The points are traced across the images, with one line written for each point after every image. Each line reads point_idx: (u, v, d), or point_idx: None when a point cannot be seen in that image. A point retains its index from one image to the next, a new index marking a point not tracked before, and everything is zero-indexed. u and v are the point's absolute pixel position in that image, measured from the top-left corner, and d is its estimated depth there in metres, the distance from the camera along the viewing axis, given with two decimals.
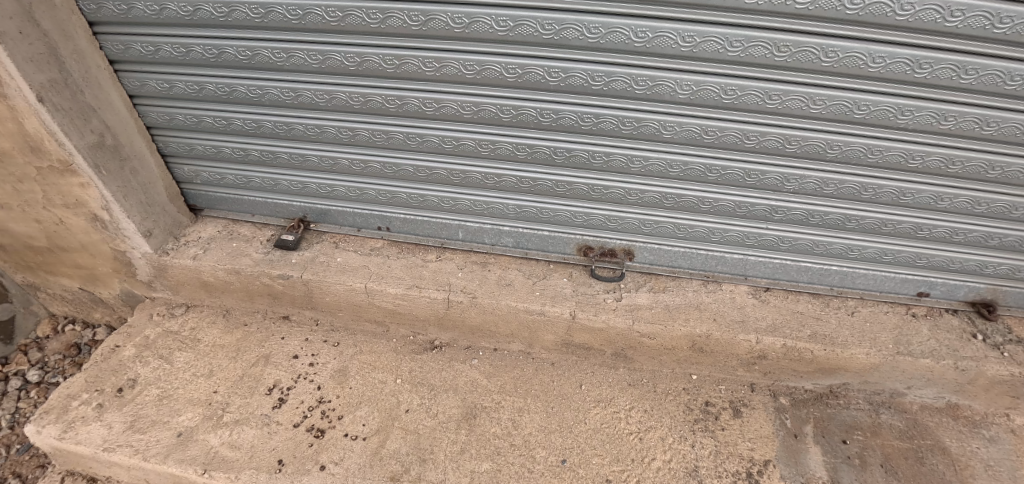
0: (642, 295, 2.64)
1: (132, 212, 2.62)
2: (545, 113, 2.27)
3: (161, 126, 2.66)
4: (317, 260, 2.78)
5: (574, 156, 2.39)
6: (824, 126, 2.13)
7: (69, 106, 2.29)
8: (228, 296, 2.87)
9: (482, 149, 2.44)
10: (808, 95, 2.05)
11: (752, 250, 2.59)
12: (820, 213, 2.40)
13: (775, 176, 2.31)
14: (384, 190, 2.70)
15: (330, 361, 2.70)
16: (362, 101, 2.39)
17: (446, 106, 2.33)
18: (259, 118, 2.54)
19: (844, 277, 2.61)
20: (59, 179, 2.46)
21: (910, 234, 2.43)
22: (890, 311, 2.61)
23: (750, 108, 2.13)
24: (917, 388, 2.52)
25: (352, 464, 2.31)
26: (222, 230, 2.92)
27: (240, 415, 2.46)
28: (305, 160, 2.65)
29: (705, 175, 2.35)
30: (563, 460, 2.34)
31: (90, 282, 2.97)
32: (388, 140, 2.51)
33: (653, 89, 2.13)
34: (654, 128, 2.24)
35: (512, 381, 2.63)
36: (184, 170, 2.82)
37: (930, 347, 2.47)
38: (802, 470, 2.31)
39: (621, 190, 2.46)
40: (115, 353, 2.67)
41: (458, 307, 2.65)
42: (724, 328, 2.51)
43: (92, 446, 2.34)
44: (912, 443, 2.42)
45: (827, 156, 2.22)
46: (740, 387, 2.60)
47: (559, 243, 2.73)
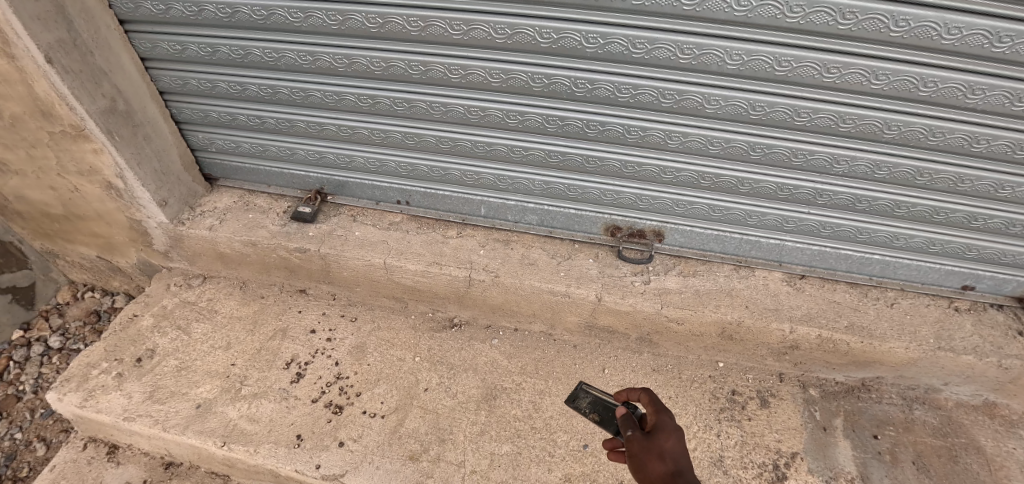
0: (670, 279, 2.53)
1: (146, 180, 2.55)
2: (578, 83, 2.13)
3: (175, 91, 2.55)
4: (335, 233, 2.70)
5: (608, 130, 2.25)
6: (884, 105, 1.97)
7: (79, 69, 2.19)
8: (245, 268, 2.82)
9: (510, 120, 2.31)
10: (870, 69, 1.89)
11: (790, 235, 2.46)
12: (868, 198, 2.26)
13: (823, 157, 2.16)
14: (405, 161, 2.59)
15: (347, 336, 2.65)
16: (383, 66, 2.25)
17: (473, 73, 2.19)
18: (275, 83, 2.41)
19: (886, 267, 2.48)
20: (72, 145, 2.38)
21: (962, 223, 2.28)
22: (932, 304, 2.48)
23: (804, 82, 1.96)
24: (955, 385, 2.42)
25: (371, 441, 2.28)
26: (238, 200, 2.85)
27: (259, 388, 2.44)
28: (323, 129, 2.54)
29: (748, 154, 2.21)
30: (585, 444, 2.30)
31: (107, 251, 2.93)
32: (410, 109, 2.38)
33: (698, 58, 1.97)
34: (697, 102, 2.08)
35: (533, 363, 2.58)
36: (198, 137, 2.72)
37: (973, 343, 2.35)
38: (830, 465, 2.24)
39: (655, 167, 2.33)
40: (134, 323, 2.65)
41: (480, 285, 2.58)
42: (757, 315, 2.41)
43: (113, 415, 2.34)
44: (946, 441, 2.34)
45: (883, 137, 2.06)
46: (768, 377, 2.52)
47: (585, 222, 2.62)
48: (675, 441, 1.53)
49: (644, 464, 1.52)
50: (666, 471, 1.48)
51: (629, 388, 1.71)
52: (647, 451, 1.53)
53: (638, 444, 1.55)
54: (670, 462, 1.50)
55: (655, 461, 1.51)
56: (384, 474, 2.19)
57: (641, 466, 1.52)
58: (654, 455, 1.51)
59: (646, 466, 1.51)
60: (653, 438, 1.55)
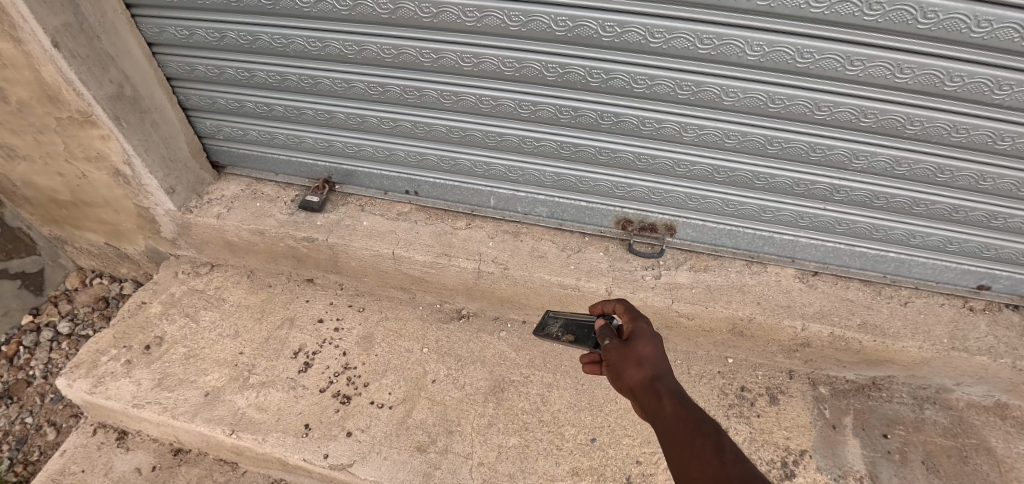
0: (682, 274, 2.51)
1: (154, 167, 2.53)
2: (593, 73, 2.08)
3: (183, 77, 2.52)
4: (343, 223, 2.68)
5: (622, 121, 2.20)
6: (908, 99, 1.92)
7: (86, 54, 2.16)
8: (253, 256, 2.81)
9: (522, 110, 2.27)
10: (895, 62, 1.83)
11: (804, 231, 2.42)
12: (886, 195, 2.21)
13: (842, 152, 2.11)
14: (414, 151, 2.55)
15: (355, 326, 2.65)
16: (394, 54, 2.21)
17: (486, 62, 2.14)
18: (284, 70, 2.37)
19: (900, 265, 2.45)
20: (79, 131, 2.36)
21: (981, 222, 2.24)
22: (947, 304, 2.45)
23: (826, 75, 1.91)
24: (967, 385, 2.40)
25: (378, 432, 2.28)
26: (245, 189, 2.83)
27: (266, 377, 2.44)
28: (331, 117, 2.51)
29: (765, 148, 2.16)
30: (593, 439, 2.29)
31: (115, 237, 2.93)
32: (420, 98, 2.34)
33: (718, 48, 1.92)
34: (714, 94, 2.04)
35: (541, 356, 2.56)
36: (205, 124, 2.69)
37: (988, 344, 2.32)
38: (839, 463, 2.23)
39: (669, 160, 2.28)
40: (142, 310, 2.65)
41: (489, 277, 2.56)
42: (769, 312, 2.38)
43: (122, 402, 2.35)
44: (956, 441, 2.33)
45: (904, 132, 2.01)
46: (777, 374, 2.51)
47: (596, 215, 2.59)
48: (651, 346, 1.55)
49: (622, 370, 1.53)
50: (644, 375, 1.49)
51: (603, 301, 1.74)
52: (624, 358, 1.54)
53: (615, 351, 1.56)
54: (647, 367, 1.51)
55: (632, 367, 1.52)
56: (391, 465, 2.19)
57: (618, 373, 1.53)
58: (631, 361, 1.53)
59: (624, 372, 1.52)
60: (629, 346, 1.56)
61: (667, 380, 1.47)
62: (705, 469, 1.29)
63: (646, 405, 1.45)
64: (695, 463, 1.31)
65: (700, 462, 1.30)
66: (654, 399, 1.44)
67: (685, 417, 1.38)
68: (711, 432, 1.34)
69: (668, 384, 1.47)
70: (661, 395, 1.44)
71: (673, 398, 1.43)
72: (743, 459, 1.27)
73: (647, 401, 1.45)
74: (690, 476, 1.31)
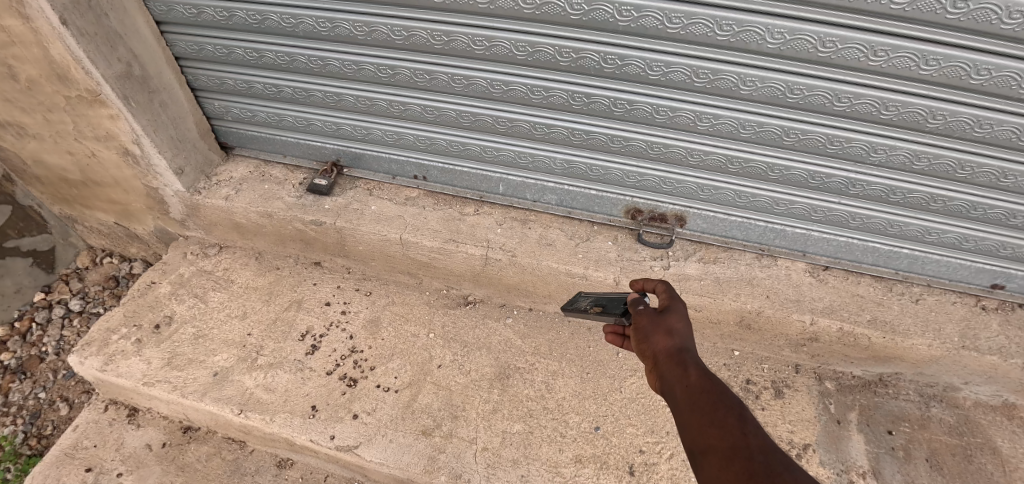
0: (690, 265, 2.48)
1: (162, 147, 2.52)
2: (608, 59, 2.03)
3: (191, 57, 2.49)
4: (351, 207, 2.67)
5: (635, 109, 2.16)
6: (931, 92, 1.86)
7: (95, 32, 2.13)
8: (261, 239, 2.82)
9: (534, 96, 2.23)
10: (920, 53, 1.78)
11: (817, 225, 2.39)
12: (903, 190, 2.17)
13: (861, 145, 2.06)
14: (423, 135, 2.53)
15: (362, 310, 2.66)
16: (404, 35, 2.17)
17: (498, 45, 2.10)
18: (293, 51, 2.34)
19: (914, 262, 2.42)
20: (88, 110, 2.35)
21: (999, 220, 2.20)
22: (959, 302, 2.42)
23: (848, 65, 1.86)
24: (975, 384, 2.38)
25: (384, 415, 2.30)
26: (254, 171, 2.82)
27: (274, 359, 2.47)
28: (340, 100, 2.48)
29: (781, 139, 2.12)
30: (597, 427, 2.29)
31: (124, 217, 2.95)
32: (430, 81, 2.30)
33: (737, 35, 1.87)
34: (731, 82, 1.99)
35: (546, 344, 2.57)
36: (214, 105, 2.67)
37: (999, 343, 2.30)
38: (843, 458, 2.23)
39: (682, 149, 2.25)
40: (152, 290, 2.67)
41: (496, 264, 2.55)
42: (778, 306, 2.37)
43: (132, 380, 2.38)
44: (961, 440, 2.32)
45: (926, 126, 1.96)
46: (783, 368, 2.50)
47: (605, 204, 2.56)
48: (683, 320, 1.57)
49: (652, 337, 1.56)
50: (673, 345, 1.51)
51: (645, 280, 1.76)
52: (656, 326, 1.57)
53: (648, 318, 1.61)
54: (677, 338, 1.53)
55: (662, 336, 1.54)
56: (397, 448, 2.21)
57: (647, 339, 1.57)
58: (662, 329, 1.55)
59: (654, 339, 1.55)
60: (663, 316, 1.59)
61: (694, 354, 1.48)
62: (724, 437, 1.28)
63: (669, 373, 1.46)
64: (713, 430, 1.31)
65: (719, 430, 1.30)
66: (679, 368, 1.45)
67: (708, 389, 1.38)
68: (735, 404, 1.34)
69: (694, 357, 1.48)
70: (686, 365, 1.45)
71: (698, 369, 1.43)
72: (764, 430, 1.27)
73: (671, 369, 1.46)
74: (707, 443, 1.30)
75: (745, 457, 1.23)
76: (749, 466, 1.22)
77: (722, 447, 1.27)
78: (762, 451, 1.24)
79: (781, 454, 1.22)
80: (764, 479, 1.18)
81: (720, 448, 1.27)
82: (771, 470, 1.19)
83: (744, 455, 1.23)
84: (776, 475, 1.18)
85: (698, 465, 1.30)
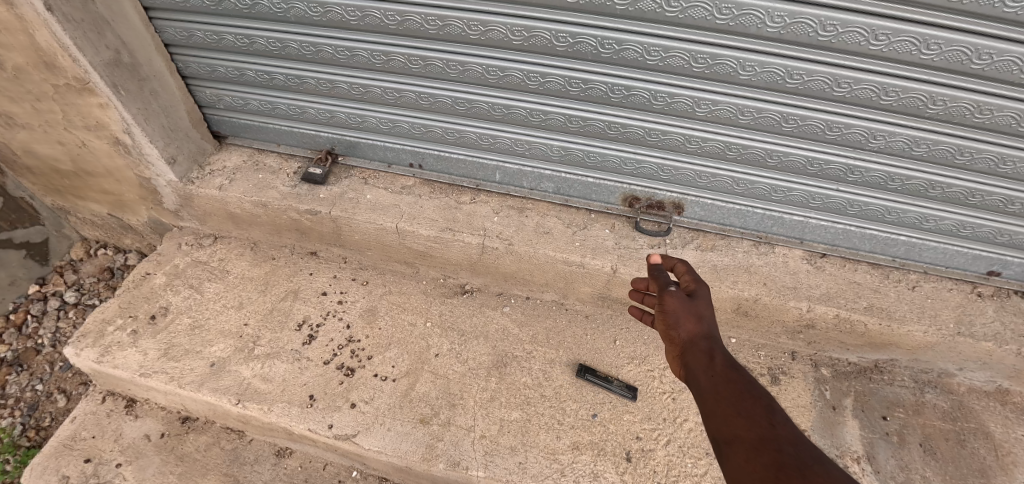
0: (688, 253, 2.47)
1: (153, 136, 2.49)
2: (605, 43, 2.00)
3: (180, 44, 2.44)
4: (346, 196, 2.65)
5: (633, 95, 2.14)
6: (932, 77, 1.84)
7: (81, 18, 2.09)
8: (256, 229, 2.80)
9: (530, 82, 2.20)
10: (921, 37, 1.76)
11: (815, 212, 2.38)
12: (902, 176, 2.16)
13: (860, 131, 2.05)
14: (419, 122, 2.49)
15: (359, 299, 2.65)
16: (398, 20, 2.13)
17: (493, 30, 2.07)
18: (284, 37, 2.30)
19: (911, 249, 2.41)
20: (77, 99, 2.31)
21: (997, 207, 2.19)
22: (955, 289, 2.43)
23: (849, 49, 1.83)
24: (969, 370, 2.40)
25: (382, 403, 2.31)
26: (247, 160, 2.79)
27: (271, 349, 2.46)
28: (333, 87, 2.44)
29: (779, 126, 2.10)
30: (594, 414, 2.29)
31: (117, 208, 2.92)
32: (425, 67, 2.27)
33: (737, 19, 1.84)
34: (730, 67, 1.96)
35: (544, 332, 2.57)
36: (205, 93, 2.63)
37: (994, 330, 2.31)
38: (838, 443, 2.25)
39: (681, 136, 2.22)
40: (147, 281, 2.66)
41: (493, 253, 2.54)
42: (775, 293, 2.37)
43: (129, 371, 2.37)
44: (955, 425, 2.34)
45: (926, 112, 1.94)
46: (780, 354, 2.51)
47: (603, 192, 2.54)
48: (709, 308, 1.59)
49: (678, 321, 1.55)
50: (701, 331, 1.52)
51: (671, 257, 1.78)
52: (685, 311, 1.57)
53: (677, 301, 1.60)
54: (705, 325, 1.54)
55: (690, 321, 1.55)
56: (395, 436, 2.21)
57: (674, 323, 1.56)
58: (690, 314, 1.56)
59: (681, 324, 1.55)
60: (692, 300, 1.59)
61: (720, 342, 1.49)
62: (751, 427, 1.28)
63: (695, 360, 1.47)
64: (740, 421, 1.30)
65: (746, 421, 1.29)
66: (705, 357, 1.46)
67: (735, 378, 1.39)
68: (762, 395, 1.34)
69: (720, 345, 1.49)
70: (712, 354, 1.46)
71: (725, 358, 1.44)
72: (793, 422, 1.27)
73: (697, 357, 1.47)
74: (732, 433, 1.29)
75: (773, 448, 1.23)
76: (778, 457, 1.21)
77: (748, 437, 1.26)
78: (791, 443, 1.23)
79: (810, 446, 1.22)
80: (794, 471, 1.17)
81: (746, 439, 1.26)
82: (801, 462, 1.19)
83: (773, 446, 1.23)
84: (807, 468, 1.17)
85: (722, 455, 1.29)
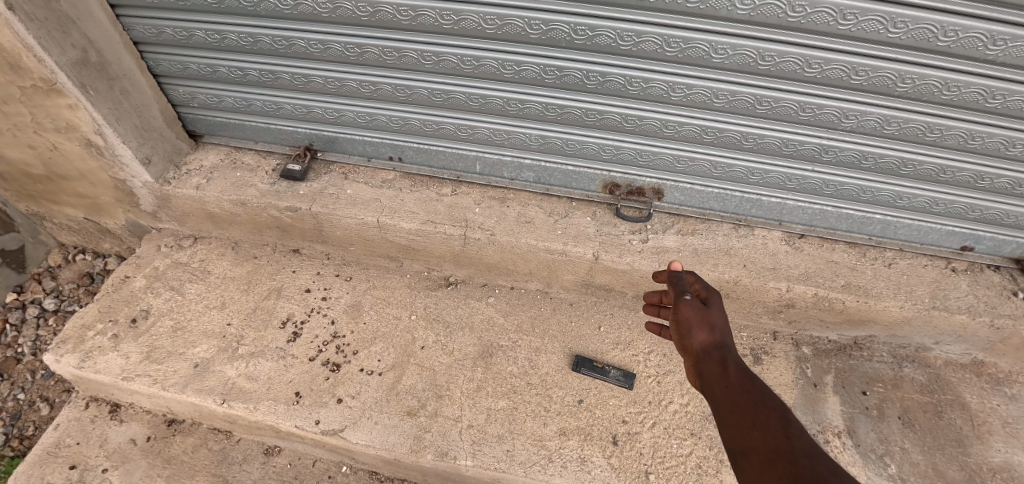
0: (669, 237, 2.50)
1: (126, 137, 2.45)
2: (579, 30, 2.01)
3: (149, 41, 2.40)
4: (326, 191, 2.63)
5: (609, 81, 2.14)
6: (900, 55, 1.87)
7: (44, 16, 2.05)
8: (236, 228, 2.77)
9: (506, 71, 2.20)
10: (888, 16, 1.78)
11: (792, 193, 2.41)
12: (875, 155, 2.19)
13: (833, 112, 2.07)
14: (397, 115, 2.48)
15: (343, 295, 2.64)
16: (370, 11, 2.11)
17: (466, 19, 2.06)
18: (256, 31, 2.27)
19: (886, 227, 2.46)
20: (45, 100, 2.26)
21: (968, 183, 2.23)
22: (930, 265, 2.48)
23: (818, 30, 1.86)
24: (945, 343, 2.46)
25: (368, 397, 2.31)
26: (224, 158, 2.76)
27: (256, 348, 2.45)
28: (308, 81, 2.42)
29: (754, 108, 2.12)
30: (580, 400, 2.31)
31: (94, 212, 2.88)
32: (400, 59, 2.25)
33: (707, 2, 1.85)
34: (704, 51, 1.98)
35: (529, 321, 2.58)
36: (178, 91, 2.59)
37: (968, 303, 2.37)
38: (819, 419, 2.30)
39: (657, 121, 2.24)
40: (126, 284, 2.62)
41: (475, 244, 2.54)
42: (755, 274, 2.40)
43: (111, 375, 2.35)
44: (932, 397, 2.40)
45: (896, 90, 1.97)
46: (762, 335, 2.55)
47: (583, 180, 2.55)
48: (722, 316, 1.56)
49: (690, 330, 1.53)
50: (714, 339, 1.49)
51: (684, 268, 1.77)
52: (698, 319, 1.54)
53: (691, 309, 1.58)
54: (717, 333, 1.51)
55: (703, 331, 1.52)
56: (382, 429, 2.22)
57: (686, 332, 1.54)
58: (704, 323, 1.52)
59: (693, 333, 1.52)
60: (704, 309, 1.57)
61: (734, 351, 1.46)
62: (766, 439, 1.26)
63: (708, 370, 1.45)
64: (755, 433, 1.28)
65: (760, 433, 1.27)
66: (718, 366, 1.44)
67: (749, 389, 1.36)
68: (777, 405, 1.32)
69: (733, 355, 1.46)
70: (726, 363, 1.44)
71: (739, 368, 1.42)
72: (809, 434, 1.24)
73: (710, 367, 1.45)
74: (747, 444, 1.27)
75: (787, 459, 1.21)
76: (793, 470, 1.19)
77: (764, 450, 1.24)
78: (806, 455, 1.21)
79: (828, 459, 1.19)
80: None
81: (762, 451, 1.25)
82: (818, 475, 1.16)
83: (788, 459, 1.21)
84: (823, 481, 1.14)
85: (738, 467, 1.26)
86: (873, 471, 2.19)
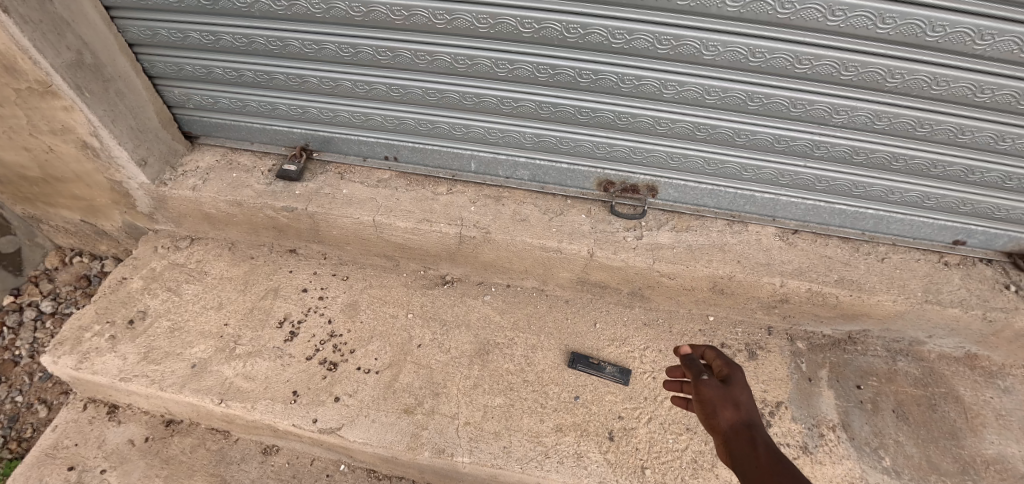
0: (663, 234, 2.51)
1: (122, 139, 2.46)
2: (571, 28, 2.02)
3: (144, 43, 2.41)
4: (323, 191, 2.65)
5: (602, 79, 2.16)
6: (889, 51, 1.89)
7: (39, 18, 2.06)
8: (233, 228, 2.78)
9: (500, 69, 2.21)
10: (876, 11, 1.80)
11: (785, 189, 2.43)
12: (866, 150, 2.21)
13: (823, 107, 2.09)
14: (392, 115, 2.49)
15: (340, 294, 2.65)
16: (364, 12, 2.12)
17: (459, 18, 2.07)
18: (250, 32, 2.28)
19: (879, 222, 2.48)
20: (41, 103, 2.27)
21: (959, 177, 2.25)
22: (922, 259, 2.49)
23: (808, 26, 1.87)
24: (938, 337, 2.48)
25: (366, 396, 2.32)
26: (220, 159, 2.77)
27: (253, 347, 2.46)
28: (304, 81, 2.43)
29: (745, 105, 2.13)
30: (576, 396, 2.33)
31: (90, 214, 2.88)
32: (394, 59, 2.26)
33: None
34: (695, 48, 1.99)
35: (525, 318, 2.59)
36: (173, 92, 2.60)
37: (960, 296, 2.38)
38: (813, 413, 2.31)
39: (650, 118, 2.25)
40: (123, 285, 2.63)
41: (472, 242, 2.55)
42: (749, 270, 2.41)
43: (109, 376, 2.35)
44: (926, 390, 2.42)
45: (885, 85, 1.99)
46: (757, 330, 2.56)
47: (578, 177, 2.56)
48: (746, 392, 1.58)
49: (715, 409, 1.54)
50: (739, 417, 1.51)
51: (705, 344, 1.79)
52: (721, 397, 1.56)
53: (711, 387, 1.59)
54: (743, 411, 1.53)
55: (727, 409, 1.53)
56: (380, 427, 2.23)
57: (711, 412, 1.55)
58: (727, 401, 1.54)
59: (718, 412, 1.54)
60: (727, 386, 1.58)
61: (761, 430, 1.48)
62: None
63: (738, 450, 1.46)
64: None
65: None
66: (748, 447, 1.45)
67: (781, 470, 1.36)
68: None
69: (761, 434, 1.47)
70: (755, 443, 1.45)
71: (768, 449, 1.43)
72: None
73: (740, 447, 1.46)
74: None
75: None
76: None
77: None
78: None
79: None
80: None
81: None
82: None
83: None
84: None
85: None
86: (867, 464, 2.20)
